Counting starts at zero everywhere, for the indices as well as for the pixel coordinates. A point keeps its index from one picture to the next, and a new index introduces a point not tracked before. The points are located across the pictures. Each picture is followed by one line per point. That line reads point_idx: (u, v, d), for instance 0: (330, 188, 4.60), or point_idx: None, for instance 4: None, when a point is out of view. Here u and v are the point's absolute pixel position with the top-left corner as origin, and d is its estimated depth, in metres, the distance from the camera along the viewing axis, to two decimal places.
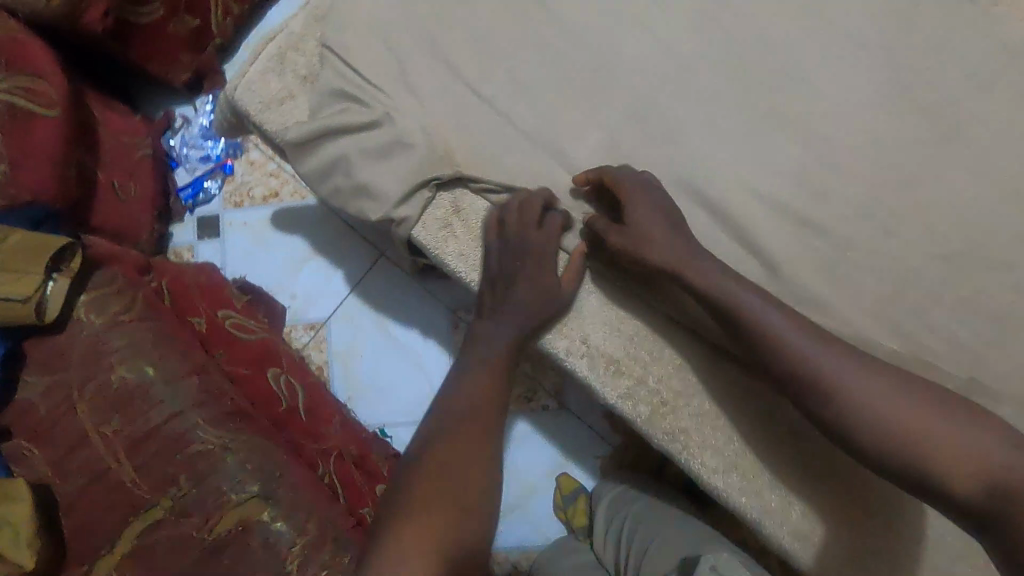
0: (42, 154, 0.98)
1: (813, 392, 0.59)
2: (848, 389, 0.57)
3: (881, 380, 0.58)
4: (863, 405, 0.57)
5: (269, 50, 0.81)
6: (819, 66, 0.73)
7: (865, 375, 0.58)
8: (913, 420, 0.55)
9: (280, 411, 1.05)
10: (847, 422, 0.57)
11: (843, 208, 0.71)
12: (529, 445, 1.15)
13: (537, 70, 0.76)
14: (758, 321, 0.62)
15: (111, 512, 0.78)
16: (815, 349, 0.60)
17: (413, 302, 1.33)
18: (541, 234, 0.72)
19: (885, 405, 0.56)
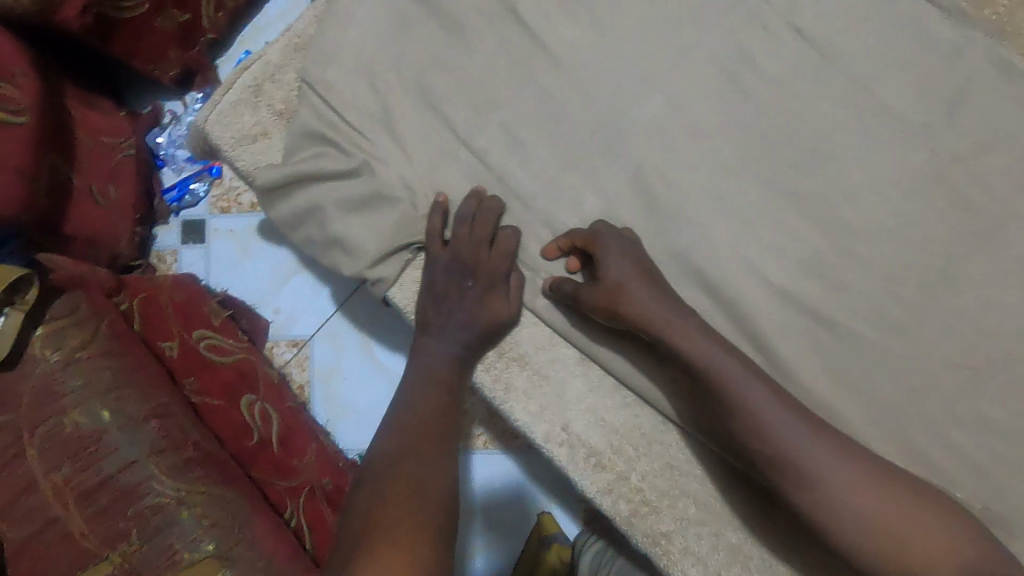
0: (10, 164, 0.92)
1: (792, 479, 0.53)
2: (829, 479, 0.52)
3: (862, 467, 0.53)
4: (853, 510, 0.51)
5: (243, 80, 0.74)
6: (847, 140, 0.65)
7: (847, 463, 0.53)
8: (907, 529, 0.50)
9: (249, 446, 0.99)
10: (834, 526, 0.51)
11: (859, 304, 0.64)
12: (499, 479, 1.01)
13: (532, 124, 0.69)
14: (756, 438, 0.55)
15: (55, 566, 0.73)
16: (828, 474, 0.52)
17: (398, 326, 1.28)
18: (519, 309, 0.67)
19: (866, 499, 0.51)
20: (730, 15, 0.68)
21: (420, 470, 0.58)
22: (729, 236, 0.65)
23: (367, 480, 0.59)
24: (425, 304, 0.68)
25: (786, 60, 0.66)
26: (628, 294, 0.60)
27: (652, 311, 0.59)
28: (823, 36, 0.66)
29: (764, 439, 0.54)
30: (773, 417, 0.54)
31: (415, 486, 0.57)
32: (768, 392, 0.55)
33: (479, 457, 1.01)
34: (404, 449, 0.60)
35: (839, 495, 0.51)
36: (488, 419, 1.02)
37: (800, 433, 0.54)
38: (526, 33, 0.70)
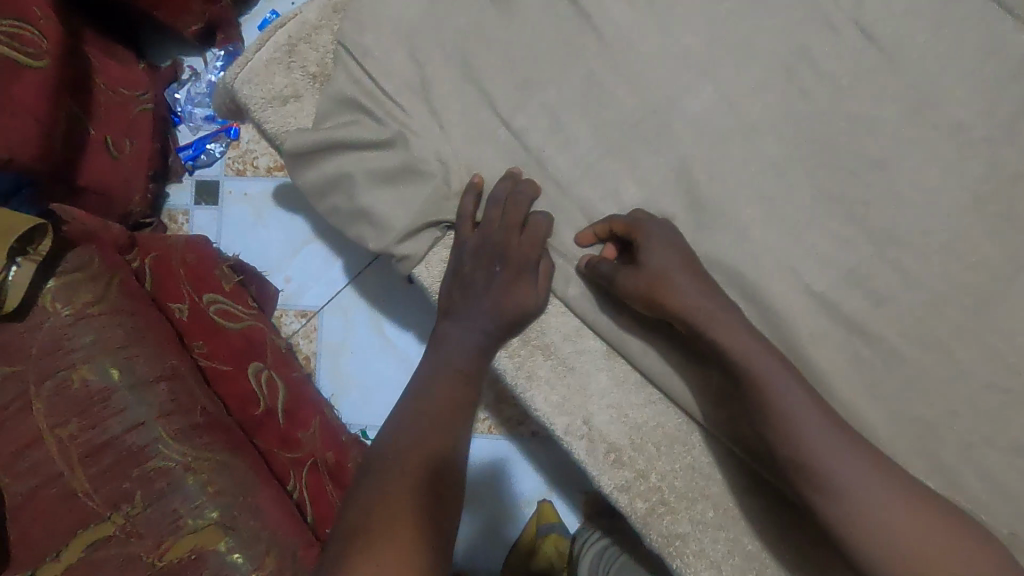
0: (27, 109, 0.89)
1: (815, 486, 0.52)
2: (855, 491, 0.51)
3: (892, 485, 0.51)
4: (886, 530, 0.49)
5: (277, 38, 0.71)
6: (902, 147, 0.63)
7: (876, 478, 0.51)
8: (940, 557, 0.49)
9: (256, 414, 0.98)
10: (870, 547, 0.50)
11: (899, 318, 0.62)
12: (498, 465, 0.99)
13: (575, 107, 0.67)
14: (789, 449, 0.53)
15: (57, 521, 0.71)
16: (863, 492, 0.50)
17: (411, 304, 1.26)
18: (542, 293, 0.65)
19: (891, 516, 0.50)
20: (791, 9, 0.65)
21: (433, 457, 0.55)
22: (770, 238, 0.64)
23: (376, 460, 0.56)
24: (450, 285, 0.66)
25: (845, 60, 0.64)
26: (667, 289, 0.58)
27: (692, 308, 0.57)
28: (887, 36, 0.64)
29: (795, 445, 0.53)
30: (807, 427, 0.52)
31: (428, 473, 0.54)
32: (808, 402, 0.53)
33: (480, 441, 1.00)
34: (417, 432, 0.56)
35: (863, 508, 0.50)
36: (495, 404, 1.00)
37: (834, 442, 0.52)
38: (577, 11, 0.67)
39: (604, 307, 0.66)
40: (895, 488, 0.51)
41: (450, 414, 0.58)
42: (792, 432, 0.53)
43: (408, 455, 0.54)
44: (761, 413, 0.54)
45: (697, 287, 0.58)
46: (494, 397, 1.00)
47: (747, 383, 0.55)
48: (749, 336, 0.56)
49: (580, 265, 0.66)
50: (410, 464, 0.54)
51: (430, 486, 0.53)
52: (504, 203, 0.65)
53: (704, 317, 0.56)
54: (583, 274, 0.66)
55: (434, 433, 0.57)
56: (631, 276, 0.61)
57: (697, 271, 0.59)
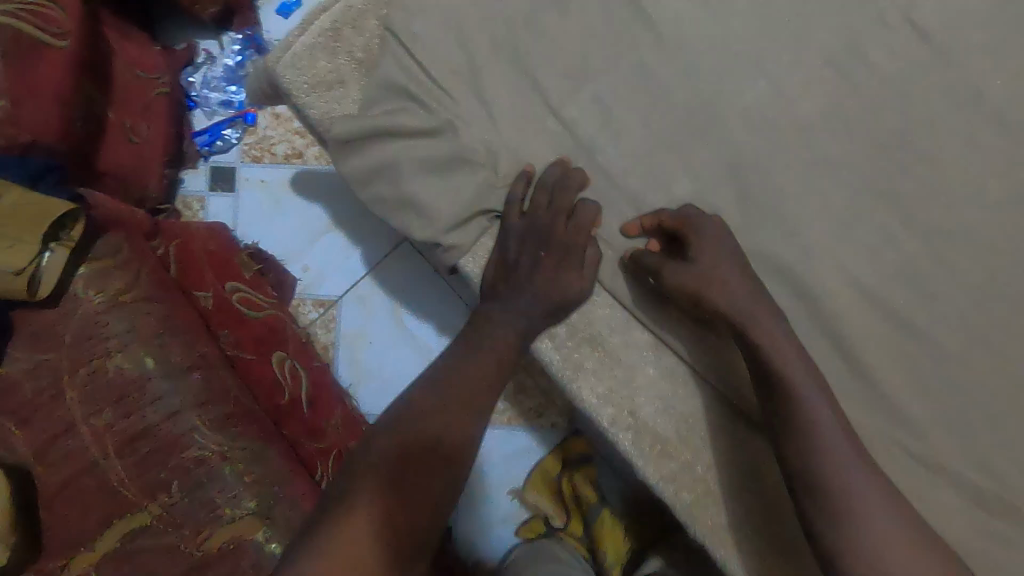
0: (48, 92, 0.87)
1: (825, 511, 0.53)
2: (865, 517, 0.52)
3: (896, 512, 0.53)
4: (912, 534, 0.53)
5: (322, 22, 0.69)
6: (952, 145, 0.63)
7: (882, 504, 0.53)
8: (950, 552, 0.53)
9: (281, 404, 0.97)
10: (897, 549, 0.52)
11: (946, 315, 0.63)
12: (512, 456, 1.00)
13: (626, 99, 0.66)
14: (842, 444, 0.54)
15: (92, 510, 0.71)
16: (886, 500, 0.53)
17: (432, 296, 1.25)
18: (586, 281, 0.64)
19: (891, 541, 0.51)
20: (844, 3, 0.65)
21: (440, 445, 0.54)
22: (819, 233, 0.64)
23: (398, 431, 0.55)
24: (494, 272, 0.65)
25: (898, 56, 0.64)
26: (720, 289, 0.59)
27: (741, 310, 0.58)
28: (941, 33, 0.64)
29: (812, 465, 0.54)
30: (831, 443, 0.54)
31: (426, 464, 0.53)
32: (834, 422, 0.55)
33: (495, 433, 1.01)
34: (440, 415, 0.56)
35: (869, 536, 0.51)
36: (510, 398, 1.01)
37: (852, 465, 0.53)
38: (628, 2, 0.67)
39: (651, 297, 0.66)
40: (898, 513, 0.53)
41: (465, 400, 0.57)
42: (811, 449, 0.54)
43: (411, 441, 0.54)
44: (796, 422, 0.55)
45: (746, 290, 0.59)
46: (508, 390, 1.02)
47: (778, 396, 0.56)
48: (792, 340, 0.57)
49: (624, 258, 0.66)
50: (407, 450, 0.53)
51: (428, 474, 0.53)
52: (552, 193, 0.64)
53: (751, 318, 0.58)
54: (626, 265, 0.66)
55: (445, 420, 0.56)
56: (681, 274, 0.61)
57: (748, 273, 0.60)
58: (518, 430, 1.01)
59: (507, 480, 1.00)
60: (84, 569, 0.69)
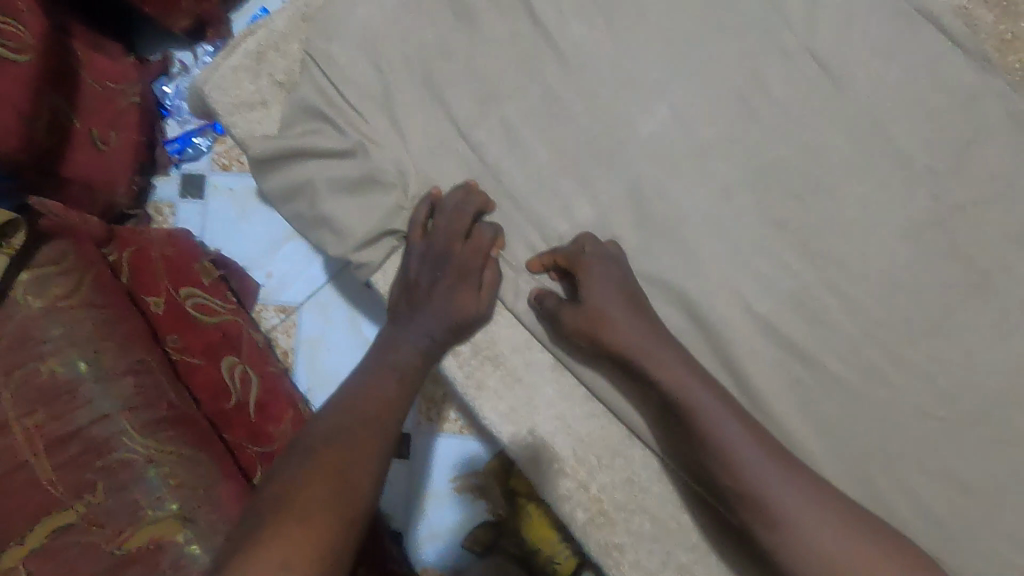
0: (10, 104, 0.90)
1: (757, 515, 0.55)
2: (792, 515, 0.53)
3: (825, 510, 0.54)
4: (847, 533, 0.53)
5: (246, 45, 0.73)
6: (850, 177, 0.64)
7: (816, 505, 0.54)
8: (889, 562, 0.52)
9: (227, 408, 1.00)
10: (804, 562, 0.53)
11: (839, 344, 0.64)
12: (461, 464, 0.97)
13: (533, 124, 0.68)
14: (734, 460, 0.55)
15: (18, 509, 0.72)
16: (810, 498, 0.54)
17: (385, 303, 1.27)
18: (483, 301, 0.66)
19: (830, 537, 0.53)
20: (749, 35, 0.66)
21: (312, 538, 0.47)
22: (718, 260, 0.65)
23: (293, 456, 0.53)
24: (398, 290, 0.67)
25: (799, 88, 0.65)
26: (609, 316, 0.61)
27: (627, 338, 0.60)
28: (839, 67, 0.65)
29: (736, 475, 0.55)
30: (745, 454, 0.55)
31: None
32: (741, 431, 0.56)
33: (446, 441, 0.98)
34: (328, 453, 0.53)
35: (801, 531, 0.53)
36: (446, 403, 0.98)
37: (770, 471, 0.55)
38: (539, 29, 0.69)
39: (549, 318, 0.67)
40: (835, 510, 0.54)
41: (342, 477, 0.51)
42: (728, 459, 0.55)
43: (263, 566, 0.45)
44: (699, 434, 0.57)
45: (629, 319, 0.61)
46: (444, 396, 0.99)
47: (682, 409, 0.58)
48: (680, 365, 0.59)
49: (529, 297, 0.67)
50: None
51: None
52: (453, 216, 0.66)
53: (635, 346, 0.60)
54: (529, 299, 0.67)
55: (310, 520, 0.48)
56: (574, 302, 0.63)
57: (637, 302, 0.62)
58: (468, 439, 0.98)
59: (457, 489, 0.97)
60: (11, 564, 0.70)
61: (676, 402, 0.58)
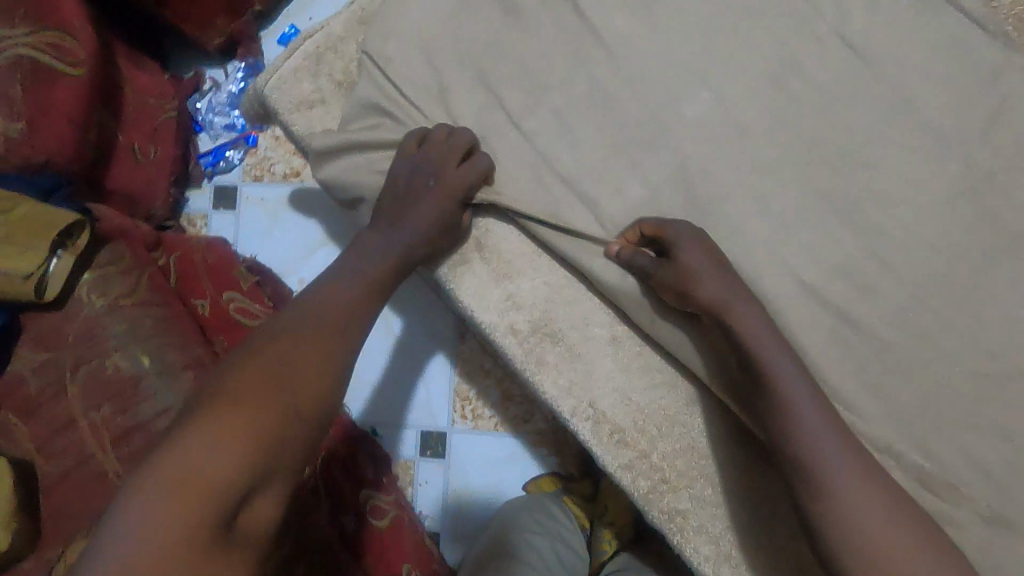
0: (61, 114, 0.93)
1: (810, 490, 0.55)
2: (843, 492, 0.53)
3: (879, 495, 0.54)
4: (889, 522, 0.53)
5: (305, 47, 0.77)
6: (885, 150, 0.68)
7: (866, 488, 0.54)
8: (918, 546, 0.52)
9: None
10: (843, 544, 0.53)
11: (884, 307, 0.67)
12: (468, 456, 1.21)
13: (582, 111, 0.72)
14: (803, 433, 0.56)
15: (89, 500, 0.76)
16: (861, 478, 0.54)
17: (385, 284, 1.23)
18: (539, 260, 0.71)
19: (880, 523, 0.52)
20: (782, 24, 0.71)
21: (255, 429, 0.47)
22: (765, 232, 0.68)
23: None
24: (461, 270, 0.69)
25: (833, 70, 0.70)
26: (706, 281, 0.62)
27: (711, 305, 0.61)
28: (869, 48, 0.70)
29: (801, 448, 0.56)
30: (810, 429, 0.56)
31: (236, 484, 0.45)
32: (813, 407, 0.57)
33: (457, 437, 1.22)
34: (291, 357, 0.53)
35: (849, 507, 0.53)
36: (478, 398, 1.23)
37: (831, 447, 0.55)
38: (584, 24, 0.73)
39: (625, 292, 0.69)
40: (883, 495, 0.54)
41: (275, 372, 0.51)
42: (791, 426, 0.57)
43: (203, 462, 0.44)
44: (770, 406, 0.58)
45: (722, 283, 0.62)
46: (476, 393, 1.23)
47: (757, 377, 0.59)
48: (761, 332, 0.60)
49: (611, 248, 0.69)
50: (199, 479, 0.44)
51: (244, 491, 0.45)
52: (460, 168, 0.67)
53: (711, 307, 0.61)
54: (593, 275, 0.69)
55: (246, 413, 0.48)
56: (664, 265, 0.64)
57: (728, 270, 0.63)
58: (473, 435, 1.22)
59: (465, 478, 1.20)
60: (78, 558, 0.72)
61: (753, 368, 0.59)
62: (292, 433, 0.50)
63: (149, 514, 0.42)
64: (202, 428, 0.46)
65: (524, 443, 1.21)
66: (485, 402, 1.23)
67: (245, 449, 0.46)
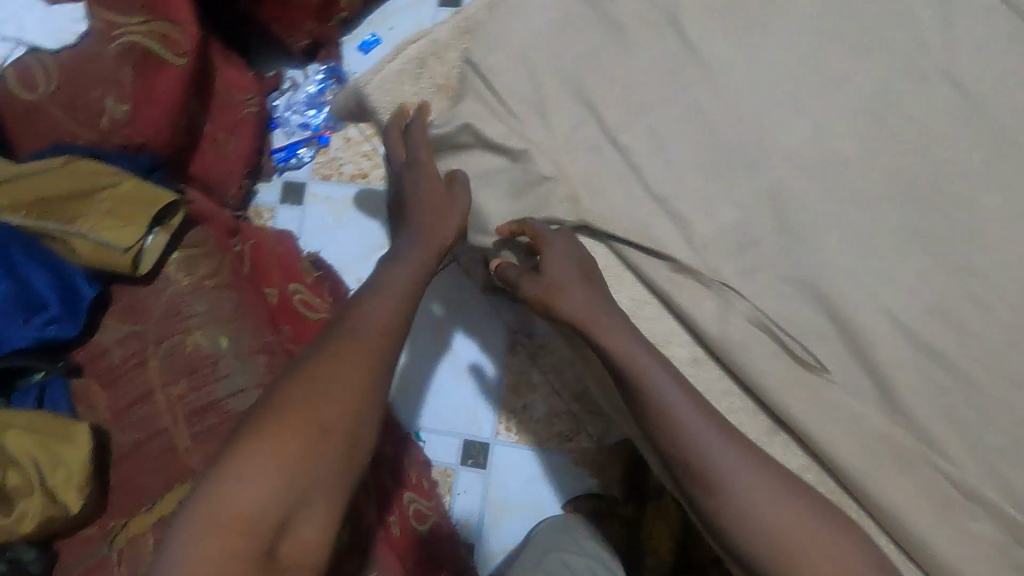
0: (163, 100, 0.96)
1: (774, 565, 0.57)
2: (745, 494, 0.58)
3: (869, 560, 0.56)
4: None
5: (409, 52, 0.79)
6: (988, 193, 0.67)
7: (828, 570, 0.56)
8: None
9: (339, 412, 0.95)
10: None
11: (982, 352, 0.65)
12: (511, 471, 1.16)
13: (678, 132, 0.73)
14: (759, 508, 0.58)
15: (156, 473, 0.78)
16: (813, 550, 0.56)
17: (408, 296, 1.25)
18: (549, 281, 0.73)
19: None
20: (886, 60, 0.71)
21: (283, 463, 0.49)
22: (857, 266, 0.67)
23: None
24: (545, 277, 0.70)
25: (939, 108, 0.69)
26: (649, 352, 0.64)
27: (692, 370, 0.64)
28: (978, 89, 0.69)
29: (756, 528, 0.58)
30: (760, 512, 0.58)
31: (269, 512, 0.47)
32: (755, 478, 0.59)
33: (500, 449, 1.18)
34: (322, 386, 0.52)
35: (739, 497, 0.58)
36: (523, 414, 1.19)
37: (724, 451, 0.60)
38: (685, 46, 0.74)
39: (712, 322, 0.68)
40: (775, 485, 0.60)
41: (295, 400, 0.51)
42: (680, 437, 0.61)
43: (232, 499, 0.47)
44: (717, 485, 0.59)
45: (585, 297, 0.67)
46: (523, 407, 1.19)
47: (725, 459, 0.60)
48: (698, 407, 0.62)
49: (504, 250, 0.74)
50: (234, 514, 0.46)
51: (280, 519, 0.47)
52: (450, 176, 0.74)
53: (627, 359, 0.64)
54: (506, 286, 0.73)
55: (271, 450, 0.49)
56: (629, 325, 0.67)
57: (591, 283, 0.68)
58: (519, 448, 1.18)
59: (506, 492, 1.16)
60: (143, 527, 0.75)
61: (631, 384, 0.64)
62: (328, 454, 0.51)
63: (194, 554, 0.44)
64: (232, 468, 0.48)
65: (564, 463, 1.16)
66: (530, 416, 1.19)
67: (276, 480, 0.48)
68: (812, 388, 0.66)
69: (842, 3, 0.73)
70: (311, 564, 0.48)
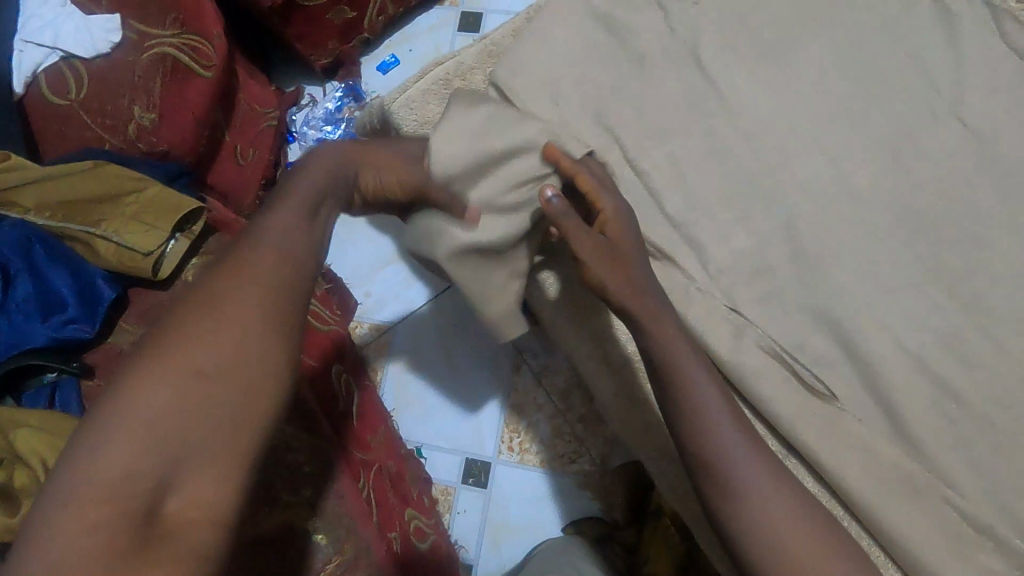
0: (188, 111, 0.99)
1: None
2: (758, 493, 0.53)
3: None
4: None
5: (435, 73, 0.82)
6: (995, 230, 0.69)
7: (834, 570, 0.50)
8: None
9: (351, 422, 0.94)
10: None
11: (991, 388, 0.66)
12: (513, 491, 1.15)
13: (696, 160, 0.75)
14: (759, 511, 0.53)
15: None
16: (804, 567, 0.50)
17: (379, 296, 1.26)
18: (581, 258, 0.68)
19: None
20: (897, 100, 0.74)
21: (163, 407, 0.37)
22: (866, 295, 0.69)
23: None
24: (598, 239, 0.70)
25: (947, 148, 0.72)
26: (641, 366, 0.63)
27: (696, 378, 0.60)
28: (984, 130, 0.72)
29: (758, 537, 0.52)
30: (758, 516, 0.52)
31: (147, 470, 0.36)
32: (754, 470, 0.54)
33: (502, 469, 1.16)
34: (224, 313, 0.41)
35: (762, 507, 0.52)
36: (525, 433, 1.17)
37: (743, 454, 0.55)
38: (705, 78, 0.77)
39: (726, 345, 0.68)
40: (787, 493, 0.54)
41: (167, 335, 0.40)
42: (706, 432, 0.56)
43: (91, 464, 0.35)
44: (714, 490, 0.55)
45: None
46: (526, 426, 1.18)
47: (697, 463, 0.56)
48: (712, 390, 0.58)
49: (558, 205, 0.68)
50: (92, 483, 0.35)
51: (160, 477, 0.36)
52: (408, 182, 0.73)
53: None
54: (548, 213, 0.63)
55: (148, 390, 0.37)
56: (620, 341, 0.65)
57: None
58: (522, 469, 1.16)
59: (505, 511, 1.14)
60: None
61: None
62: (221, 392, 0.39)
63: (41, 538, 0.34)
64: (105, 412, 0.37)
65: (566, 485, 1.14)
66: (534, 435, 1.17)
67: (153, 432, 0.37)
68: (824, 416, 0.67)
69: (854, 44, 0.76)
70: (217, 521, 0.38)
